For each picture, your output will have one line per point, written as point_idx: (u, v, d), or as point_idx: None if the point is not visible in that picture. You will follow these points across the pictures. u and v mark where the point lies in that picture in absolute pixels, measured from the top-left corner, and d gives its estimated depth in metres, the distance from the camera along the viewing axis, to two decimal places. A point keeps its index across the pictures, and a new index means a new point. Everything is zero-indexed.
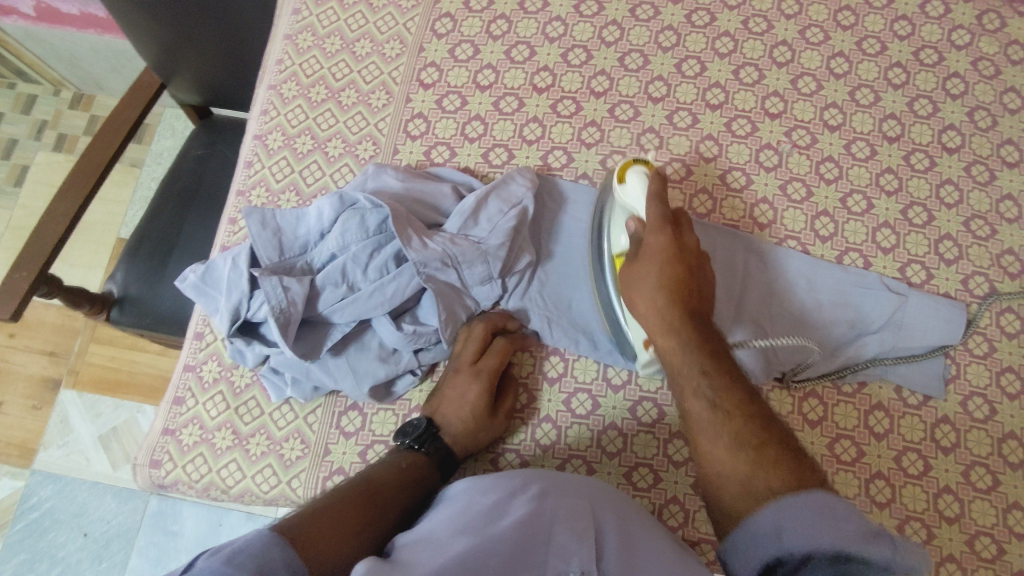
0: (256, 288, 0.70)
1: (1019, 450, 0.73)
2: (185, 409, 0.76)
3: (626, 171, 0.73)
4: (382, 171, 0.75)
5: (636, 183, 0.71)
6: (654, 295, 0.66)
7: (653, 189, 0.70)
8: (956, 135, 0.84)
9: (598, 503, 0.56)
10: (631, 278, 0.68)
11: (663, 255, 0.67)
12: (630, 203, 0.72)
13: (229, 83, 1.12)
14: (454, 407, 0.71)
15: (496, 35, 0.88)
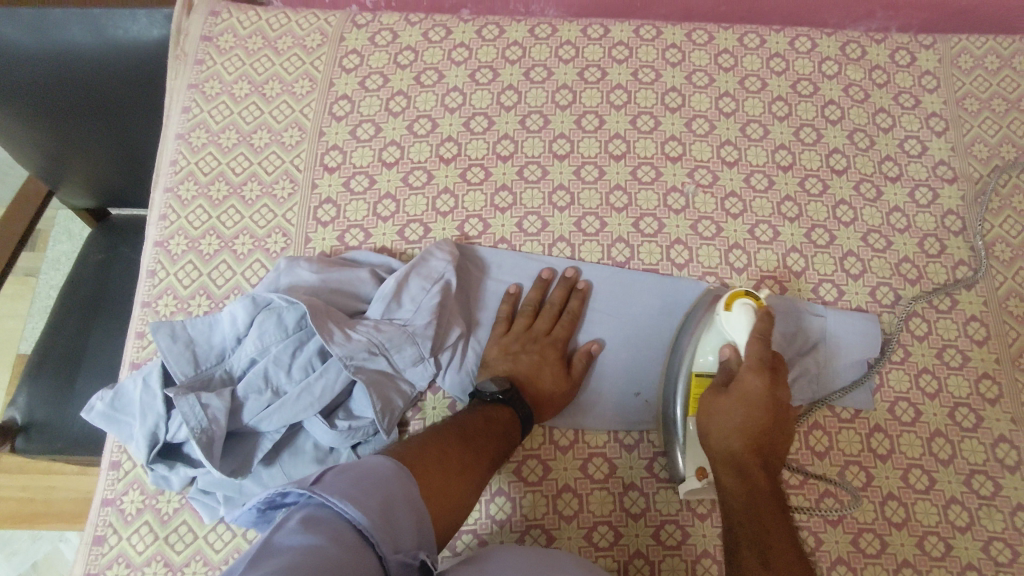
0: (173, 407, 0.66)
1: (948, 446, 0.76)
2: (107, 548, 0.70)
3: (734, 299, 0.72)
4: (295, 265, 0.72)
5: (743, 314, 0.71)
6: (731, 426, 0.65)
7: (759, 327, 0.69)
8: (841, 158, 0.89)
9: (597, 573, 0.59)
10: (712, 408, 0.67)
11: (756, 403, 0.65)
12: (731, 332, 0.71)
13: (125, 187, 1.06)
14: (536, 365, 0.75)
15: (395, 112, 0.88)
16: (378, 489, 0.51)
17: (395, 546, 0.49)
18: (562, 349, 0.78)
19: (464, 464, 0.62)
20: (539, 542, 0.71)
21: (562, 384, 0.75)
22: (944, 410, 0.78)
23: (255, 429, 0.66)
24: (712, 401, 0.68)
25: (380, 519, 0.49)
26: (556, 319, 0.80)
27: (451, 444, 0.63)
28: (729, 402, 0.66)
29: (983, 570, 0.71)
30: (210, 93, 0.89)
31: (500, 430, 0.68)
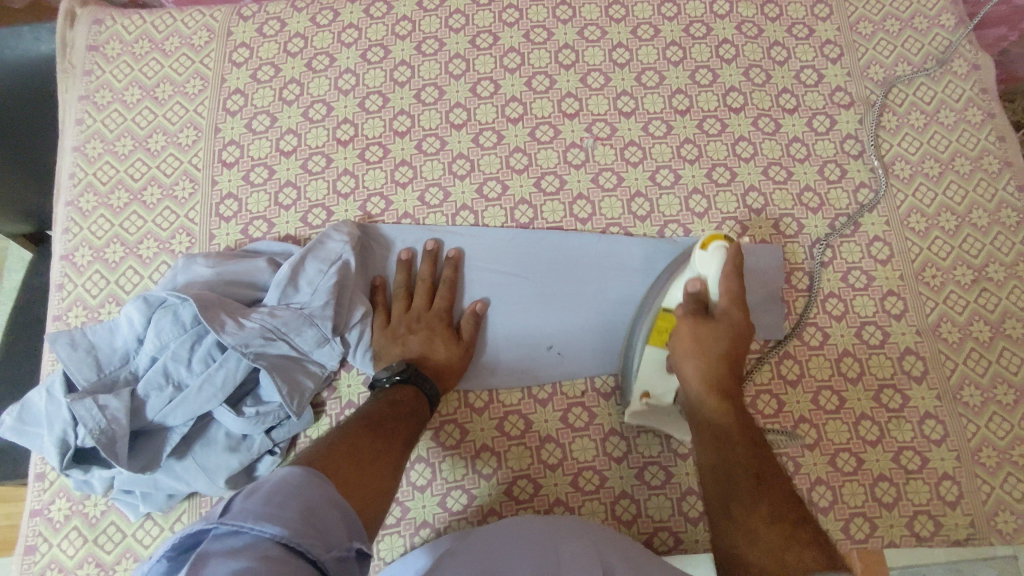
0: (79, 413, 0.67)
1: (856, 365, 0.78)
2: (39, 556, 0.71)
3: (713, 239, 0.72)
4: (191, 262, 0.73)
5: (717, 253, 0.71)
6: (710, 355, 0.69)
7: (731, 268, 0.72)
8: (738, 96, 0.89)
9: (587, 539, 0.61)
10: (692, 336, 0.70)
11: (733, 329, 0.71)
12: (705, 271, 0.72)
13: None
14: (426, 341, 0.75)
15: (290, 100, 0.88)
16: (294, 498, 0.47)
17: (327, 545, 0.45)
18: (446, 319, 0.78)
19: (377, 451, 0.61)
20: (460, 503, 0.73)
21: (456, 352, 0.76)
22: (851, 331, 0.79)
23: (162, 424, 0.67)
24: (689, 337, 0.70)
25: (304, 525, 0.45)
26: (432, 291, 0.80)
27: (360, 435, 0.61)
28: (710, 333, 0.70)
29: (895, 480, 0.74)
30: (101, 103, 0.89)
31: (408, 412, 0.68)
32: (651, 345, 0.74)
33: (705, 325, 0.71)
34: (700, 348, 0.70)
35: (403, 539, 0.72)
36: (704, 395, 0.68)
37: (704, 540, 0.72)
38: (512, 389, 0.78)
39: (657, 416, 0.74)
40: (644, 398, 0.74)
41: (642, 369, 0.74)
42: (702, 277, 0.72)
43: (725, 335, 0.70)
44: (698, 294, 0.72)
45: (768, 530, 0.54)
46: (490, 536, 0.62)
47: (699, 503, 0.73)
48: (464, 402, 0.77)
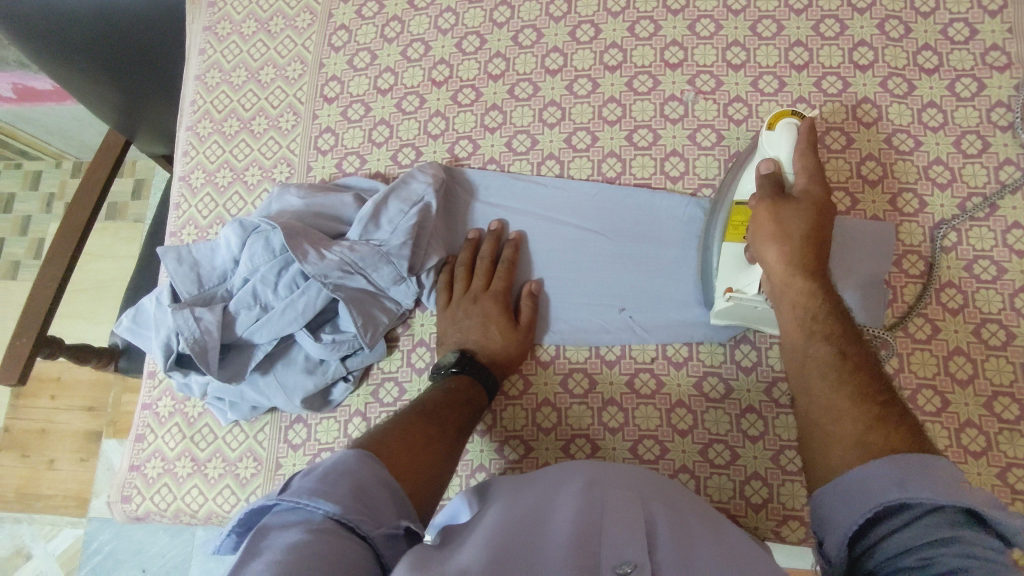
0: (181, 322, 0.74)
1: (967, 365, 0.69)
2: (146, 444, 0.81)
3: (780, 118, 0.69)
4: (285, 191, 0.77)
5: (784, 131, 0.67)
6: (795, 245, 0.64)
7: (803, 144, 0.67)
8: (868, 51, 0.80)
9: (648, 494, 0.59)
10: (774, 220, 0.65)
11: (815, 203, 0.66)
12: (772, 148, 0.68)
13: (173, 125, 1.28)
14: (481, 326, 0.75)
15: (390, 38, 0.89)
16: (346, 476, 0.49)
17: (377, 522, 0.48)
18: (503, 300, 0.77)
19: (430, 436, 0.63)
20: (517, 452, 0.74)
21: (512, 337, 0.75)
22: (968, 327, 0.70)
23: (249, 340, 0.73)
24: (767, 212, 0.66)
25: (354, 501, 0.47)
26: (492, 270, 0.79)
27: (413, 421, 0.64)
28: (791, 212, 0.65)
29: (997, 498, 0.66)
30: (222, 34, 0.94)
31: (463, 400, 0.69)
32: (729, 240, 0.71)
33: (788, 203, 0.66)
34: (786, 224, 0.65)
35: (458, 481, 0.75)
36: (789, 279, 0.64)
37: (763, 528, 0.69)
38: (580, 347, 0.77)
39: (742, 315, 0.70)
40: (727, 294, 0.70)
41: (722, 267, 0.71)
42: (778, 159, 0.68)
43: (811, 208, 0.65)
44: (772, 175, 0.68)
45: (858, 412, 0.54)
46: (540, 485, 0.61)
47: (764, 490, 0.69)
48: (536, 361, 0.78)
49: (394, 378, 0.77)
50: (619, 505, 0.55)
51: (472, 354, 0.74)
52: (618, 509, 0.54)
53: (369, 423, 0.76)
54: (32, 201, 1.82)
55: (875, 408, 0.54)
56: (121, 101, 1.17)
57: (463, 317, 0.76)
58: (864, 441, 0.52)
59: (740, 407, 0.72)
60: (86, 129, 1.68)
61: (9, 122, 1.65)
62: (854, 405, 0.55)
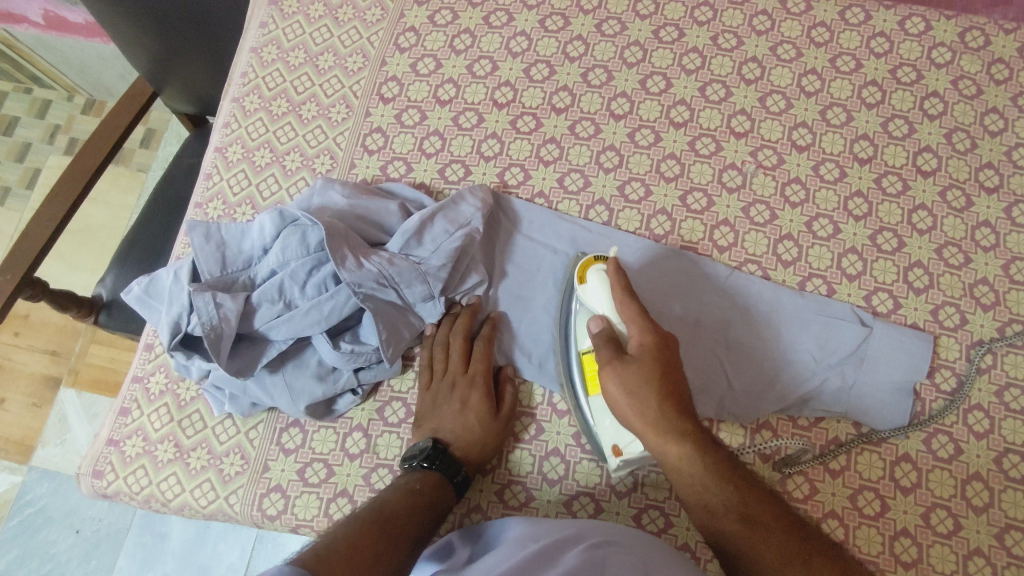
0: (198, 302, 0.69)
1: (984, 493, 0.68)
2: (130, 419, 0.77)
3: (589, 269, 0.71)
4: (329, 188, 0.74)
5: (596, 281, 0.69)
6: (648, 399, 0.62)
7: (615, 281, 0.68)
8: (932, 157, 0.80)
9: (649, 564, 0.55)
10: (625, 394, 0.63)
11: (654, 355, 0.63)
12: (592, 301, 0.70)
13: (207, 87, 1.25)
14: (458, 415, 0.70)
15: (459, 50, 0.87)
16: None
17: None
18: (484, 386, 0.72)
19: (380, 549, 0.54)
20: (518, 499, 0.72)
21: (492, 428, 0.71)
22: (991, 454, 0.70)
23: (264, 335, 0.70)
24: (622, 394, 0.63)
25: None
26: (469, 351, 0.74)
27: (365, 533, 0.55)
28: (635, 380, 0.63)
29: None
30: (287, 11, 0.91)
31: (425, 503, 0.63)
32: (592, 395, 0.70)
33: (627, 368, 0.63)
34: (638, 399, 0.62)
35: (452, 518, 0.72)
36: (664, 445, 0.61)
37: None
38: None
39: (642, 464, 0.68)
40: (616, 456, 0.67)
41: (608, 428, 0.68)
42: (603, 316, 0.68)
43: (652, 367, 0.63)
44: (603, 333, 0.67)
45: (774, 555, 0.54)
46: (538, 535, 0.59)
47: None
48: (551, 409, 0.75)
49: (403, 398, 0.75)
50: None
51: (452, 448, 0.69)
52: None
53: (370, 441, 0.73)
54: (34, 129, 1.74)
55: (795, 550, 0.54)
56: (159, 51, 1.13)
57: (438, 404, 0.72)
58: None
59: None
60: (109, 69, 1.63)
61: (30, 45, 1.60)
62: (779, 556, 0.54)
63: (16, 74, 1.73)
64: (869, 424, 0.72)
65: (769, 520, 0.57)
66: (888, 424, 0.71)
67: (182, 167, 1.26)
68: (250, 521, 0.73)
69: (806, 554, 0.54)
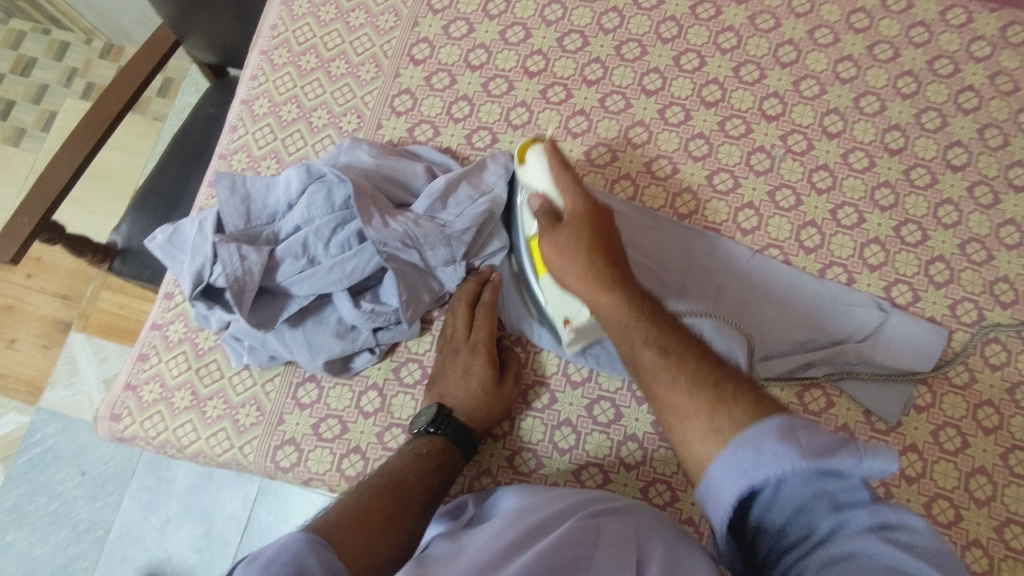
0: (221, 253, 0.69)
1: (988, 487, 0.69)
2: (148, 366, 0.78)
3: (527, 149, 0.71)
4: (356, 146, 0.75)
5: (534, 161, 0.69)
6: (578, 246, 0.62)
7: (551, 161, 0.68)
8: (963, 152, 0.79)
9: (644, 532, 0.57)
10: (553, 245, 0.63)
11: (583, 218, 0.63)
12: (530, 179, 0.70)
13: (230, 38, 1.23)
14: (463, 381, 0.70)
15: (492, 15, 0.86)
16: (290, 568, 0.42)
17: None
18: (486, 352, 0.72)
19: (389, 515, 0.57)
20: (527, 465, 0.73)
21: (498, 394, 0.71)
22: (998, 449, 0.70)
23: (286, 290, 0.70)
24: (553, 254, 0.63)
25: None
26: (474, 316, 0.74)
27: (374, 499, 0.58)
28: (567, 240, 0.62)
29: None
30: None
31: (433, 466, 0.65)
32: (542, 275, 0.73)
33: (561, 232, 0.63)
34: (569, 256, 0.62)
35: (461, 480, 0.74)
36: (598, 296, 0.60)
37: None
38: (614, 377, 0.75)
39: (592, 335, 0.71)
40: (566, 326, 0.71)
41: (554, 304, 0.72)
42: (543, 192, 0.67)
43: (583, 228, 0.62)
44: (542, 209, 0.66)
45: (691, 400, 0.48)
46: (537, 505, 0.61)
47: None
48: (566, 381, 0.75)
49: (419, 360, 0.75)
50: (611, 542, 0.53)
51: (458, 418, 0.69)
52: (610, 551, 0.52)
53: (384, 400, 0.74)
54: (52, 71, 1.73)
55: (710, 387, 0.48)
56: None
57: (443, 370, 0.72)
58: (711, 424, 0.46)
59: None
60: (131, 14, 1.61)
61: None
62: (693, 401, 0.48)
63: (37, 15, 1.71)
64: (877, 411, 0.72)
65: (688, 352, 0.53)
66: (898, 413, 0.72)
67: (202, 118, 1.25)
68: (263, 472, 0.74)
69: (725, 395, 0.48)
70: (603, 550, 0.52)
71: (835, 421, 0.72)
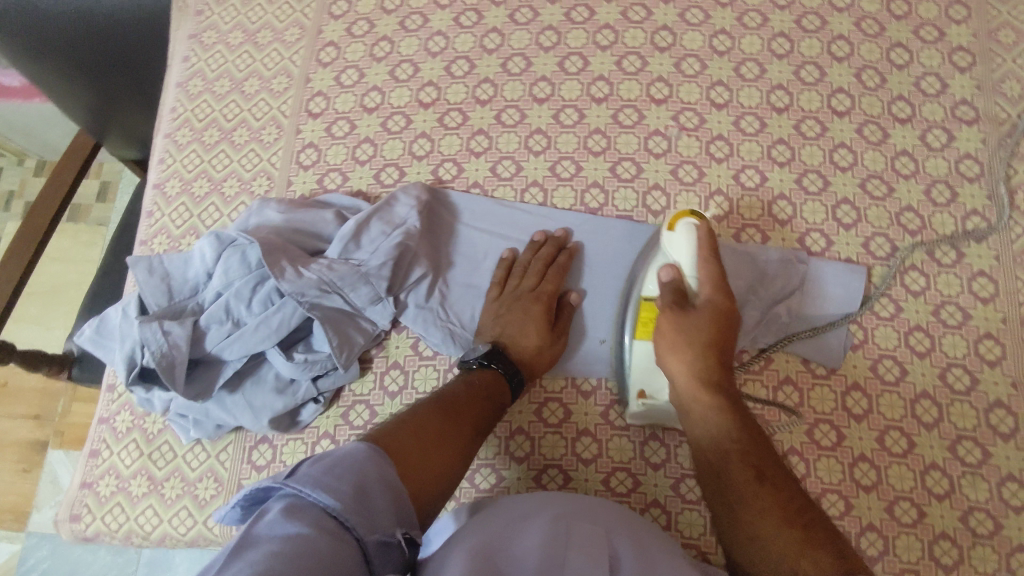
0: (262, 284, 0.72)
1: (934, 409, 0.71)
2: (101, 461, 0.78)
3: (678, 219, 0.71)
4: (265, 206, 0.76)
5: (684, 234, 0.70)
6: (690, 354, 0.66)
7: (702, 244, 0.70)
8: (846, 98, 0.82)
9: (614, 530, 0.56)
10: (678, 327, 0.67)
11: (719, 311, 0.67)
12: (671, 252, 0.71)
13: None
14: (519, 326, 0.74)
15: (379, 57, 0.89)
16: (353, 475, 0.49)
17: (372, 527, 0.47)
18: (546, 302, 0.76)
19: (442, 433, 0.61)
20: (488, 481, 0.73)
21: (550, 340, 0.74)
22: (935, 371, 0.73)
23: (218, 357, 0.71)
24: (673, 331, 0.67)
25: (355, 500, 0.47)
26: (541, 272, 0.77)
27: (427, 418, 0.62)
28: (693, 329, 0.66)
29: (958, 541, 0.67)
30: (207, 43, 0.94)
31: (485, 394, 0.68)
32: (639, 339, 0.71)
33: (688, 317, 0.67)
34: (686, 342, 0.66)
35: None
36: (697, 398, 0.65)
37: None
38: (557, 376, 0.76)
39: (654, 415, 0.71)
40: (639, 399, 0.71)
41: (634, 370, 0.71)
42: (677, 265, 0.70)
43: (710, 324, 0.66)
44: (671, 282, 0.69)
45: (780, 537, 0.55)
46: (526, 506, 0.58)
47: None
48: None
49: (365, 401, 0.75)
50: (584, 541, 0.52)
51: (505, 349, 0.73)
52: (585, 552, 0.51)
53: (338, 446, 0.74)
54: None
55: (799, 529, 0.55)
56: None
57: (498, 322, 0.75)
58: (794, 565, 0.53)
59: None
60: (54, 127, 1.63)
61: None
62: (777, 525, 0.56)
63: None
64: (791, 350, 0.74)
65: (779, 488, 0.59)
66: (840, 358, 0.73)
67: None
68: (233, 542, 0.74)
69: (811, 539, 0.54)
70: (579, 552, 0.51)
71: (776, 376, 0.74)
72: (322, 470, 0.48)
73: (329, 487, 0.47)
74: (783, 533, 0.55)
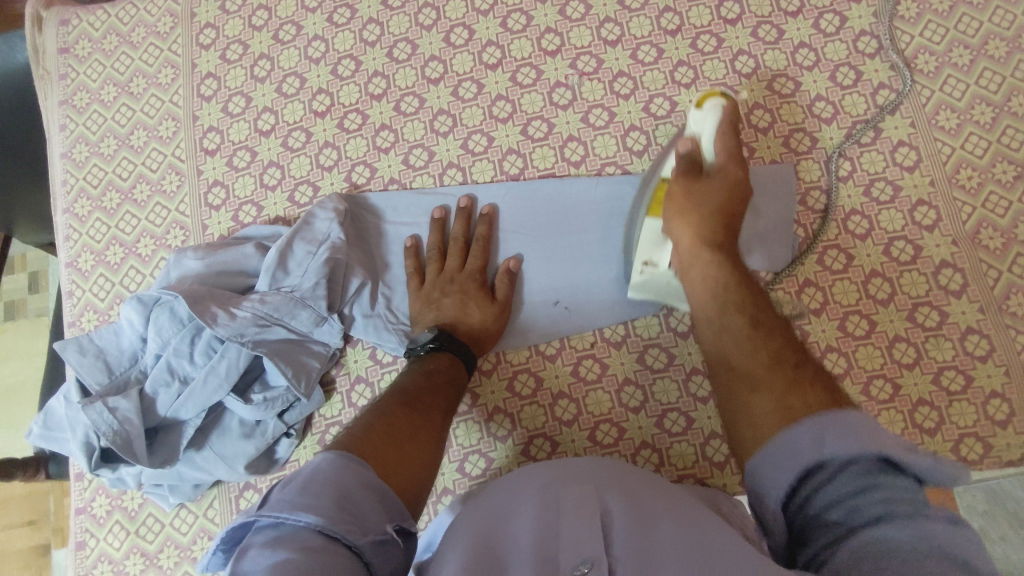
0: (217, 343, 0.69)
1: (886, 285, 0.72)
2: (89, 551, 0.76)
3: (708, 97, 0.65)
4: (181, 256, 0.73)
5: (713, 109, 0.64)
6: (697, 213, 0.62)
7: (726, 124, 0.64)
8: (734, 5, 0.81)
9: (603, 484, 0.52)
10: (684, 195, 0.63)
11: (730, 182, 0.63)
12: (698, 126, 0.65)
13: None
14: (458, 305, 0.73)
15: (261, 77, 0.86)
16: (330, 486, 0.46)
17: (364, 529, 0.44)
18: (480, 278, 0.75)
19: (414, 424, 0.60)
20: (479, 467, 0.72)
21: (494, 312, 0.73)
22: (879, 249, 0.73)
23: (175, 419, 0.69)
24: (680, 204, 0.63)
25: (339, 509, 0.44)
26: (465, 251, 0.77)
27: (395, 413, 0.60)
28: (701, 195, 0.62)
29: (937, 404, 0.69)
30: (81, 106, 0.89)
31: (444, 379, 0.67)
32: (650, 216, 0.68)
33: (698, 184, 0.63)
34: (690, 207, 0.63)
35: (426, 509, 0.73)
36: (697, 254, 0.62)
37: (732, 483, 0.69)
38: (520, 348, 0.75)
39: (657, 289, 0.70)
40: (643, 268, 0.69)
41: (640, 241, 0.69)
42: (696, 138, 0.65)
43: (721, 188, 0.62)
44: (691, 154, 0.64)
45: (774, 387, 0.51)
46: (517, 486, 0.55)
47: (724, 447, 0.70)
48: (480, 374, 0.76)
49: (338, 422, 0.74)
50: (576, 500, 0.48)
51: (451, 331, 0.72)
52: (576, 509, 0.47)
53: None
54: None
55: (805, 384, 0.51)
56: None
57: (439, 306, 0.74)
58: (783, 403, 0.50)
59: (685, 371, 0.72)
60: None
61: None
62: (773, 384, 0.52)
63: None
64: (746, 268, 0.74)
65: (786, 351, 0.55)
66: (792, 264, 0.74)
67: None
68: None
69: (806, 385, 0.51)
70: (570, 510, 0.47)
71: None
72: (295, 491, 0.45)
73: (309, 501, 0.44)
74: (778, 396, 0.51)
